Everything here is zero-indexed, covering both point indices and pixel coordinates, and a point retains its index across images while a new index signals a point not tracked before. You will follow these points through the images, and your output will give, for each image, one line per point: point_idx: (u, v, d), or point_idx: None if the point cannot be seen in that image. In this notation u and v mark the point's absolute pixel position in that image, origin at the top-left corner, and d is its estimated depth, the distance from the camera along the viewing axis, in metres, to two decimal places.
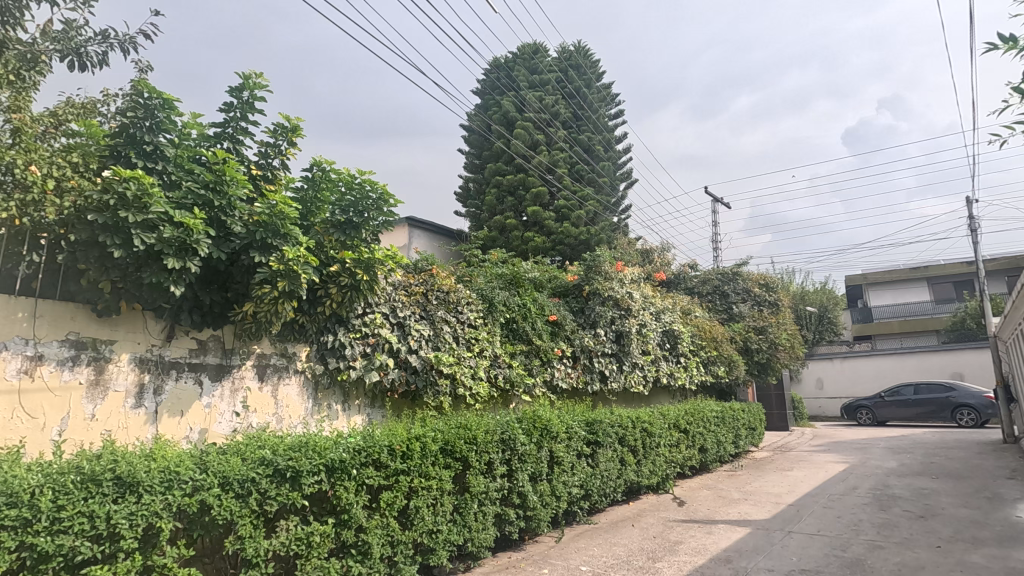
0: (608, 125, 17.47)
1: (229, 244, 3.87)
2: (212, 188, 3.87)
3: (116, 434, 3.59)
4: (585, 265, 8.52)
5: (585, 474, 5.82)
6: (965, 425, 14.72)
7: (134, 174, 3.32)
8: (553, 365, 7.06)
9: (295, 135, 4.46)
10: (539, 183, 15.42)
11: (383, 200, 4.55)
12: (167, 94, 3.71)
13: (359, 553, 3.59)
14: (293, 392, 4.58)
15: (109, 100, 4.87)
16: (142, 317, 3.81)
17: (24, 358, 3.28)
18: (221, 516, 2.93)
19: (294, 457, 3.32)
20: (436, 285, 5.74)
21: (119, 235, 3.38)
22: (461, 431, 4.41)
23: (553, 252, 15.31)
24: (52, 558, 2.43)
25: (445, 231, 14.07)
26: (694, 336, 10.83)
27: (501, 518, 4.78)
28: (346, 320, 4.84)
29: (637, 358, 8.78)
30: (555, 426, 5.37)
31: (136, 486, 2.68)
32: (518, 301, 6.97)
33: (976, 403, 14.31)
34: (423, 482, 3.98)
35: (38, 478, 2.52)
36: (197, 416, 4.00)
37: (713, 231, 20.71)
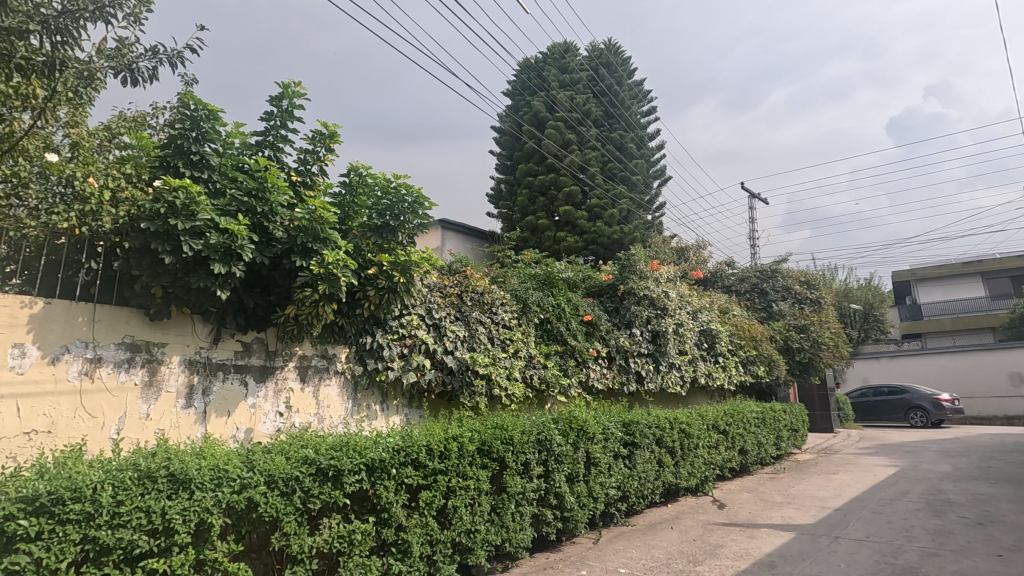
0: (640, 123, 17.25)
1: (272, 249, 4.00)
2: (255, 195, 3.98)
3: (169, 433, 3.74)
4: (619, 264, 8.44)
5: (622, 475, 5.76)
6: (918, 425, 15.79)
7: (183, 183, 3.45)
8: (588, 366, 7.01)
9: (333, 141, 4.56)
10: (571, 182, 15.37)
11: (418, 203, 4.61)
12: (212, 105, 3.85)
13: (399, 551, 3.65)
14: (333, 392, 4.70)
15: (158, 113, 5.09)
16: (191, 321, 3.96)
17: (84, 360, 3.45)
18: (268, 513, 3.04)
19: (336, 456, 3.39)
20: (470, 286, 5.79)
21: (169, 242, 3.52)
22: (498, 432, 4.43)
23: (586, 251, 15.23)
24: (112, 551, 2.55)
25: (478, 231, 14.14)
26: (733, 335, 10.60)
27: (539, 518, 4.79)
28: (384, 322, 4.94)
29: (674, 358, 8.65)
30: (592, 427, 5.34)
31: (189, 483, 2.79)
32: (552, 301, 6.96)
33: (928, 404, 15.46)
34: (461, 482, 4.02)
35: (99, 475, 2.65)
36: (243, 416, 4.13)
37: (751, 227, 20.19)
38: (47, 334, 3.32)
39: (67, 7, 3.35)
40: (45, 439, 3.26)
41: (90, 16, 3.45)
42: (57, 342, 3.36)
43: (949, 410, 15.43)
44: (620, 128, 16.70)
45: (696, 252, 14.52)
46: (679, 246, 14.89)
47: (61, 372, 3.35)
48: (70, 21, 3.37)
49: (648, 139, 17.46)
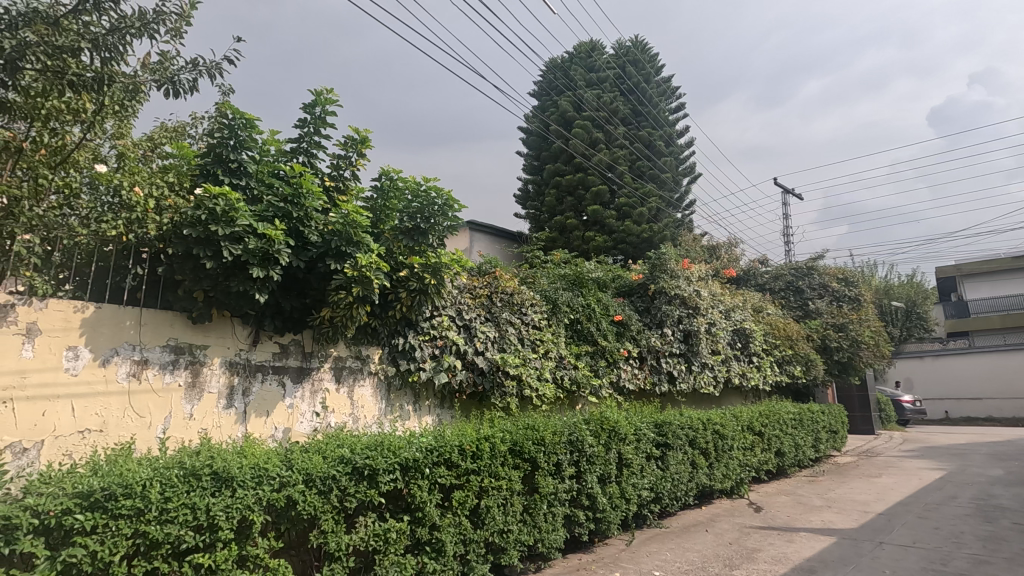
0: (669, 119, 17.03)
1: (307, 253, 4.09)
2: (290, 201, 4.09)
3: (211, 433, 3.87)
4: (650, 263, 8.34)
5: (655, 477, 5.69)
6: None
7: (222, 191, 3.57)
8: (619, 366, 6.96)
9: (365, 146, 4.64)
10: (599, 181, 15.26)
11: (448, 206, 4.67)
12: (249, 113, 3.96)
13: (433, 550, 3.68)
14: (367, 393, 4.78)
15: (197, 123, 5.25)
16: (231, 324, 4.08)
17: (132, 362, 3.59)
18: (306, 511, 3.11)
19: (371, 456, 3.45)
20: (500, 286, 5.83)
21: (210, 247, 3.63)
22: (529, 432, 4.44)
23: (615, 250, 15.17)
24: (161, 545, 2.65)
25: (506, 232, 14.16)
26: (768, 335, 10.36)
27: (571, 519, 4.78)
28: (415, 323, 5.01)
29: (707, 358, 8.52)
30: (624, 428, 5.29)
31: (231, 481, 2.88)
32: (582, 302, 6.93)
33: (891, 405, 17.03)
34: (493, 482, 4.04)
35: (148, 472, 2.75)
36: (281, 416, 4.24)
37: (786, 224, 19.69)
38: (97, 337, 3.46)
39: (115, 25, 3.43)
40: (97, 438, 3.40)
41: (135, 31, 3.52)
42: (106, 345, 3.50)
43: (908, 411, 17.05)
44: (648, 126, 16.50)
45: (728, 251, 14.26)
46: (710, 244, 14.66)
47: (111, 374, 3.49)
48: (118, 37, 3.43)
49: (677, 136, 17.22)
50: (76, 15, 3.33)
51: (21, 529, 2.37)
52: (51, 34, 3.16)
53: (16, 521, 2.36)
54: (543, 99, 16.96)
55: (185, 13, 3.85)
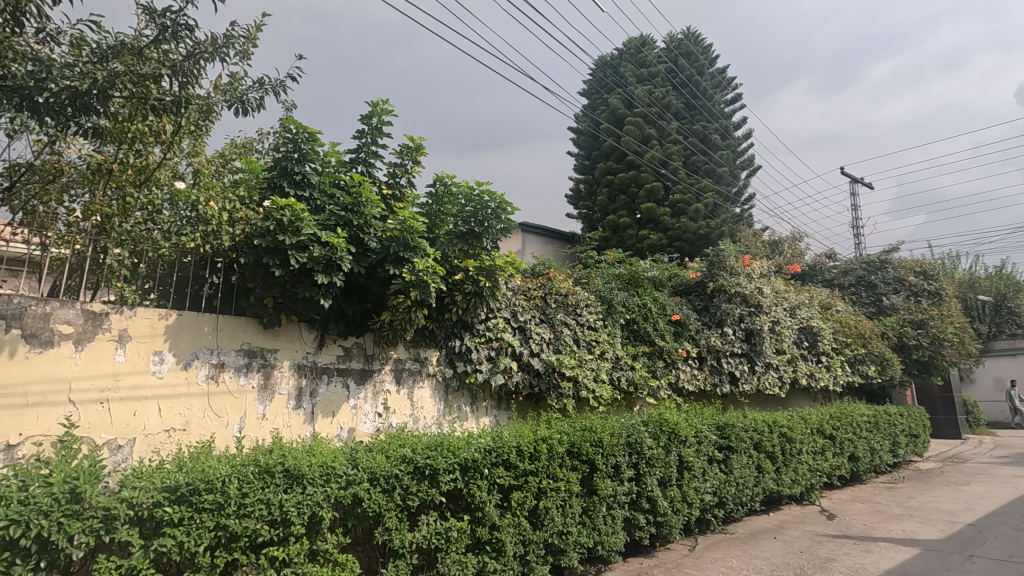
0: (724, 111, 16.51)
1: (367, 259, 4.25)
2: (351, 210, 4.25)
3: (283, 432, 4.07)
4: (708, 261, 8.10)
5: (719, 481, 5.52)
6: None
7: (289, 202, 3.76)
8: (677, 367, 6.80)
9: (419, 154, 4.76)
10: (653, 178, 14.92)
11: (501, 208, 4.74)
12: (311, 127, 4.15)
13: (494, 550, 3.72)
14: (426, 394, 4.90)
15: (264, 138, 5.54)
16: (298, 328, 4.29)
17: (210, 365, 3.83)
18: (371, 508, 3.22)
19: (431, 456, 3.53)
20: (554, 288, 5.84)
21: (278, 256, 3.82)
22: (587, 434, 4.42)
23: (670, 248, 14.90)
24: (240, 538, 2.81)
25: (558, 232, 14.09)
26: (837, 333, 9.83)
27: (631, 522, 4.71)
28: (471, 326, 5.09)
29: (771, 358, 8.18)
30: (685, 430, 5.15)
31: (301, 478, 3.02)
32: (638, 301, 6.81)
33: None
34: (552, 483, 4.04)
35: (227, 469, 2.92)
36: (346, 417, 4.41)
37: (856, 215, 18.61)
38: (179, 342, 3.71)
39: (190, 51, 3.62)
40: (181, 436, 3.64)
41: (208, 56, 3.70)
42: (188, 350, 3.75)
43: None
44: (703, 119, 16.03)
45: (792, 245, 13.65)
46: (771, 240, 14.09)
47: (193, 377, 3.73)
48: (193, 63, 3.63)
49: (734, 128, 16.65)
50: (157, 44, 3.53)
51: (119, 519, 2.57)
52: (136, 63, 3.41)
53: (114, 512, 2.56)
54: (593, 97, 16.77)
55: (250, 34, 4.02)
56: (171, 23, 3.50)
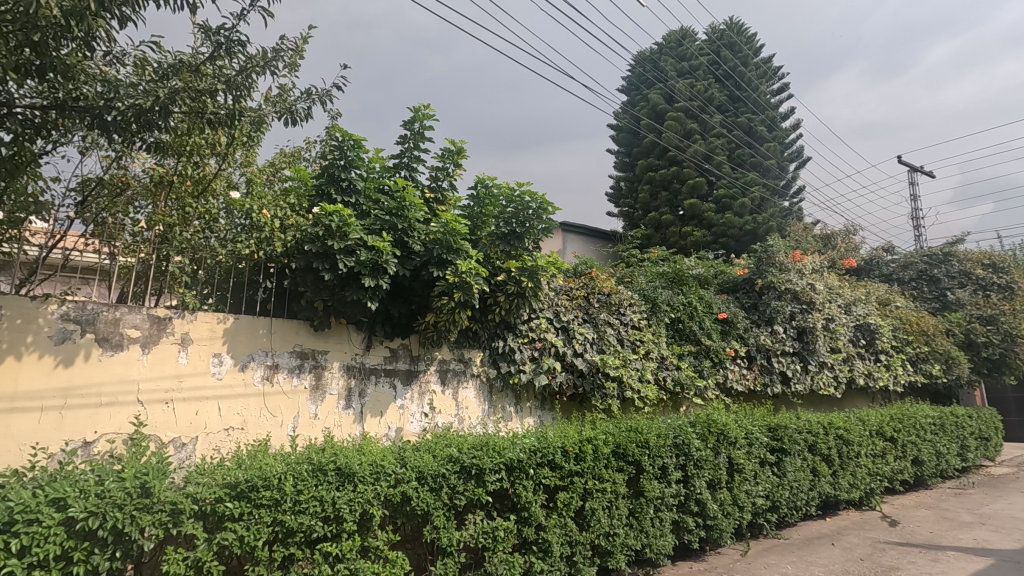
0: (770, 102, 15.99)
1: (412, 261, 4.33)
2: (396, 214, 4.35)
3: (334, 431, 4.19)
4: (756, 257, 7.85)
5: (771, 484, 5.35)
6: None
7: (336, 208, 3.87)
8: (725, 367, 6.63)
9: (460, 157, 4.81)
10: (696, 174, 14.55)
11: (542, 209, 4.74)
12: (356, 135, 4.27)
13: (540, 551, 3.72)
14: (470, 394, 4.95)
15: (310, 146, 5.70)
16: (346, 330, 4.41)
17: (265, 366, 3.98)
18: (420, 507, 3.28)
19: (477, 456, 3.57)
20: (597, 287, 5.80)
21: (327, 260, 3.95)
22: (632, 435, 4.36)
23: (715, 245, 14.56)
24: (296, 533, 2.92)
25: (599, 231, 13.96)
26: (897, 330, 9.36)
27: (679, 525, 4.61)
28: (514, 326, 5.11)
29: (826, 357, 7.87)
30: (734, 432, 5.02)
31: (352, 477, 3.11)
32: (683, 300, 6.67)
33: None
34: (597, 484, 4.01)
35: (283, 467, 3.03)
36: (393, 416, 4.50)
37: (915, 205, 17.67)
38: (237, 345, 3.88)
39: (243, 66, 3.72)
40: (240, 435, 3.80)
41: (259, 69, 3.78)
42: (244, 352, 3.91)
43: None
44: (748, 111, 15.55)
45: (846, 239, 13.09)
46: (823, 234, 13.55)
47: (249, 377, 3.90)
48: (245, 78, 3.73)
49: (781, 119, 16.10)
50: (212, 61, 3.69)
51: (185, 513, 2.71)
52: (194, 80, 3.60)
53: (180, 506, 2.70)
54: (632, 93, 16.51)
55: (297, 47, 4.09)
56: (225, 39, 3.61)
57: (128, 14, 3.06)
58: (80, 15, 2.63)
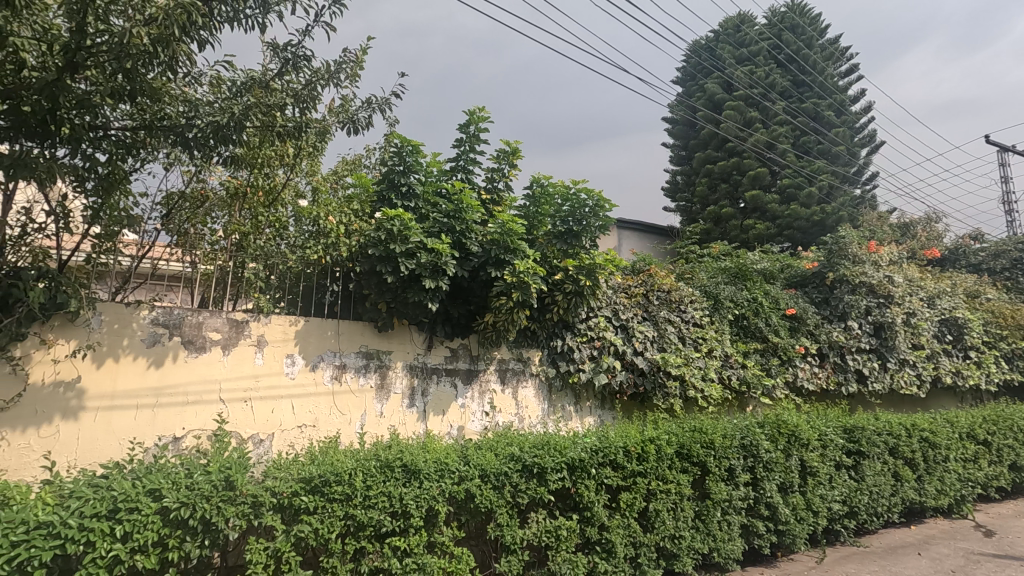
0: (837, 85, 15.13)
1: (470, 262, 4.39)
2: (454, 216, 4.43)
3: (399, 429, 4.32)
4: (826, 249, 7.45)
5: (848, 489, 5.07)
6: None
7: (398, 212, 3.99)
8: (795, 365, 6.34)
9: (516, 157, 4.84)
10: (757, 164, 13.95)
11: (599, 206, 4.68)
12: (414, 141, 4.38)
13: (604, 551, 3.69)
14: (530, 394, 4.98)
15: (370, 153, 5.87)
16: (409, 331, 4.53)
17: (334, 366, 4.15)
18: (483, 504, 3.33)
19: (539, 455, 3.58)
20: (656, 284, 5.68)
21: (390, 263, 4.07)
22: (697, 435, 4.25)
23: (779, 238, 13.95)
24: (366, 527, 3.03)
25: (656, 227, 13.67)
26: (989, 325, 8.64)
27: (749, 530, 4.45)
28: (572, 325, 5.08)
29: (907, 354, 7.37)
30: (806, 433, 4.79)
31: (418, 473, 3.20)
32: (747, 296, 6.43)
33: None
34: (661, 485, 3.93)
35: (353, 463, 3.15)
36: (455, 415, 4.59)
37: (1007, 188, 16.23)
38: (307, 346, 4.06)
39: (309, 80, 3.91)
40: (312, 432, 3.98)
41: (324, 82, 3.97)
42: (314, 352, 4.09)
43: None
44: (813, 96, 14.76)
45: (926, 227, 12.21)
46: (900, 222, 12.69)
47: (320, 377, 4.07)
48: (310, 90, 3.92)
49: (850, 102, 15.19)
50: (280, 76, 3.88)
51: (265, 506, 2.88)
52: (265, 95, 3.74)
53: (261, 499, 2.87)
54: (688, 84, 16.02)
55: (358, 58, 4.20)
56: (292, 55, 3.84)
57: (205, 37, 3.28)
58: (165, 41, 2.85)
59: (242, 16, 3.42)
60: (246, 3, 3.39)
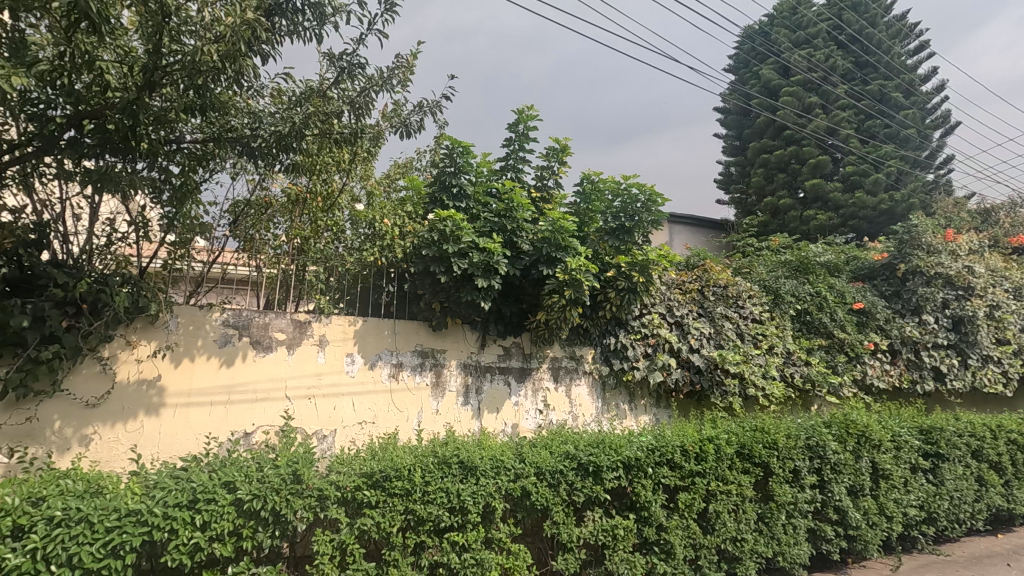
0: (905, 64, 14.22)
1: (521, 261, 4.42)
2: (504, 216, 4.46)
3: (454, 426, 4.39)
4: (896, 239, 7.03)
5: (925, 493, 4.78)
6: None
7: (450, 213, 4.05)
8: (863, 362, 6.02)
9: (565, 154, 4.82)
10: (818, 152, 13.31)
11: (652, 200, 4.60)
12: (464, 142, 4.43)
13: (663, 552, 3.63)
14: (583, 392, 4.95)
15: (421, 156, 5.98)
16: (462, 331, 4.59)
17: (391, 365, 4.26)
18: (539, 502, 3.33)
19: (594, 453, 3.56)
20: (711, 280, 5.54)
21: (443, 264, 4.14)
22: (759, 435, 4.10)
23: (843, 229, 13.27)
24: (426, 522, 3.10)
25: (710, 221, 13.27)
26: None
27: (816, 534, 4.26)
28: (626, 322, 5.02)
29: (990, 350, 6.87)
30: (878, 434, 4.53)
31: (474, 470, 3.26)
32: (810, 290, 6.16)
33: None
34: (721, 486, 3.83)
35: (411, 459, 3.23)
36: (509, 413, 4.62)
37: None
38: (366, 345, 4.19)
39: (363, 87, 4.02)
40: (372, 428, 4.11)
41: (377, 88, 4.08)
42: (372, 351, 4.21)
43: None
44: (879, 77, 13.93)
45: (1010, 213, 11.32)
46: (980, 208, 11.81)
47: (378, 375, 4.20)
48: (365, 97, 4.03)
49: (921, 82, 14.24)
50: (336, 85, 4.00)
51: (329, 499, 2.99)
52: (322, 104, 3.86)
53: (326, 492, 2.98)
54: (741, 72, 15.47)
55: (409, 63, 4.29)
56: (348, 64, 3.97)
57: (267, 51, 3.43)
58: (233, 56, 3.01)
59: (301, 29, 3.56)
60: (304, 16, 3.53)
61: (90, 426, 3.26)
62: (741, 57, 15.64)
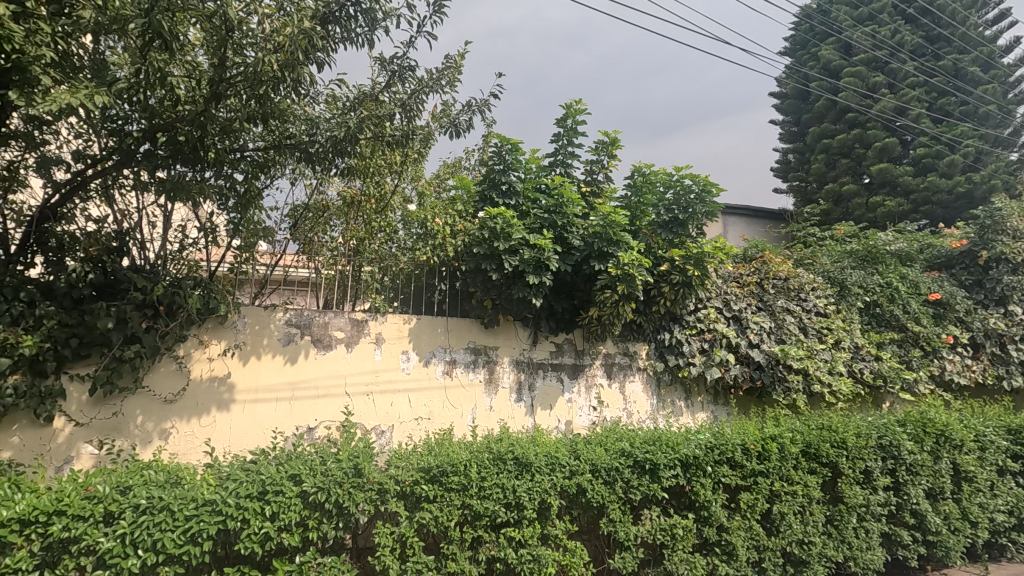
0: (983, 36, 13.19)
1: (572, 257, 4.39)
2: (555, 211, 4.44)
3: (508, 422, 4.41)
4: (977, 224, 6.53)
5: (1015, 498, 4.43)
6: None
7: (500, 211, 4.07)
8: (941, 356, 5.64)
9: (615, 147, 4.74)
10: (885, 134, 12.54)
11: (706, 191, 4.47)
12: (513, 139, 4.43)
13: (725, 553, 3.52)
14: (638, 389, 4.86)
15: (470, 155, 6.04)
16: (514, 328, 4.60)
17: (445, 362, 4.33)
18: (595, 499, 3.31)
19: (651, 451, 3.49)
20: (771, 272, 5.34)
21: (494, 261, 4.16)
22: (826, 433, 3.90)
23: (915, 215, 12.46)
24: (482, 517, 3.13)
25: (767, 211, 12.74)
26: None
27: (891, 539, 4.03)
28: (680, 317, 4.90)
29: None
30: (959, 433, 4.23)
31: (529, 466, 3.27)
32: (880, 281, 5.82)
33: None
34: (787, 486, 3.67)
35: (466, 454, 3.27)
36: (562, 410, 4.60)
37: None
38: (420, 342, 4.27)
39: (414, 89, 4.09)
40: (427, 424, 4.19)
41: (427, 90, 4.14)
42: (427, 349, 4.29)
43: None
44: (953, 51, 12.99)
45: None
46: None
47: (432, 372, 4.27)
48: (415, 99, 4.09)
49: (1001, 54, 13.17)
50: (387, 89, 4.08)
51: (389, 493, 3.07)
52: (375, 107, 3.95)
53: (386, 486, 3.06)
54: (799, 54, 14.76)
55: (458, 63, 4.33)
56: (399, 67, 4.01)
57: (323, 58, 3.54)
58: (292, 66, 3.13)
59: (354, 35, 3.66)
60: (356, 22, 3.62)
61: (169, 421, 3.47)
62: (798, 38, 14.94)
